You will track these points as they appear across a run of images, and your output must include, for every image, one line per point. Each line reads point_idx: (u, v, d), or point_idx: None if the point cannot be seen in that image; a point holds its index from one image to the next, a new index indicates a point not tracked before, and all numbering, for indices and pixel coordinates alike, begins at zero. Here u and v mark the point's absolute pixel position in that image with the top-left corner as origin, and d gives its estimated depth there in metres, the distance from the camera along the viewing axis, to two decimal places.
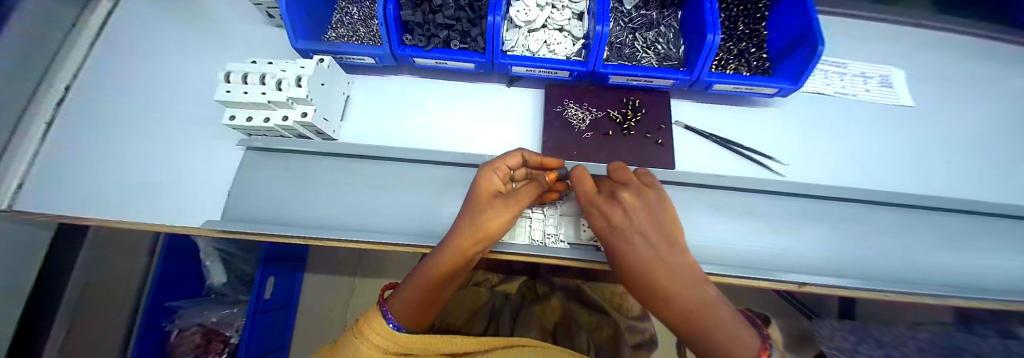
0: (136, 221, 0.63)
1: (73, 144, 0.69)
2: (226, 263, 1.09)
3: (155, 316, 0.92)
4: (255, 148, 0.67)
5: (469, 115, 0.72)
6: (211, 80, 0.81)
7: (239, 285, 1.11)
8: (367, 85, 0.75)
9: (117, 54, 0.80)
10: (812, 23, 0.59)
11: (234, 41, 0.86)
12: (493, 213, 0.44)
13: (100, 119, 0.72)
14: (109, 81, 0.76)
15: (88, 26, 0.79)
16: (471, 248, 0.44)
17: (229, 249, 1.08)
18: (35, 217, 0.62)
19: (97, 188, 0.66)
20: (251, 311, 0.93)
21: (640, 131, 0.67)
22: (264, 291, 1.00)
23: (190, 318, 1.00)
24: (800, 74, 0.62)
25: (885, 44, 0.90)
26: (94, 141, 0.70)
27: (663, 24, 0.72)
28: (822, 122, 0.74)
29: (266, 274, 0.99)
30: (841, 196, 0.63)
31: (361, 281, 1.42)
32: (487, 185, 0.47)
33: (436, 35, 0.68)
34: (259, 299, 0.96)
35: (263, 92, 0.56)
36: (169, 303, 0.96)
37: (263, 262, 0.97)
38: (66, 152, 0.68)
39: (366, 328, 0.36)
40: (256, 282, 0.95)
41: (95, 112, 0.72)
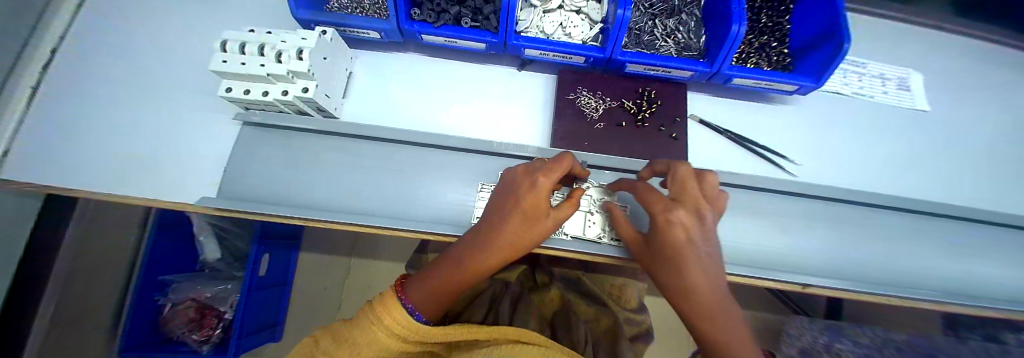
0: (128, 195, 0.61)
1: (61, 111, 0.65)
2: (221, 239, 1.09)
3: (146, 290, 0.91)
4: (253, 123, 0.64)
5: (479, 99, 0.69)
6: (203, 49, 0.76)
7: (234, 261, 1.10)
8: (371, 61, 0.71)
9: (103, 18, 0.75)
10: (841, 18, 0.57)
11: (229, 7, 0.81)
12: (532, 235, 0.47)
13: (84, 88, 0.68)
14: (96, 45, 0.72)
15: None
16: (505, 258, 0.47)
17: (224, 225, 1.08)
18: (23, 186, 0.59)
19: (84, 159, 0.62)
20: (246, 288, 0.92)
21: (654, 123, 0.65)
22: (258, 267, 0.98)
23: (183, 293, 0.99)
24: (822, 72, 0.60)
25: (905, 46, 0.88)
26: (79, 111, 0.66)
27: (684, 11, 0.69)
28: (838, 122, 0.73)
29: (261, 251, 0.97)
30: (852, 199, 0.62)
31: (358, 260, 1.45)
32: (537, 203, 0.45)
33: (446, 11, 0.64)
34: (254, 276, 0.95)
35: (263, 63, 0.53)
36: (161, 278, 0.94)
37: (259, 240, 0.95)
38: (52, 121, 0.64)
39: (383, 316, 0.39)
40: (251, 258, 0.93)
41: (80, 78, 0.68)
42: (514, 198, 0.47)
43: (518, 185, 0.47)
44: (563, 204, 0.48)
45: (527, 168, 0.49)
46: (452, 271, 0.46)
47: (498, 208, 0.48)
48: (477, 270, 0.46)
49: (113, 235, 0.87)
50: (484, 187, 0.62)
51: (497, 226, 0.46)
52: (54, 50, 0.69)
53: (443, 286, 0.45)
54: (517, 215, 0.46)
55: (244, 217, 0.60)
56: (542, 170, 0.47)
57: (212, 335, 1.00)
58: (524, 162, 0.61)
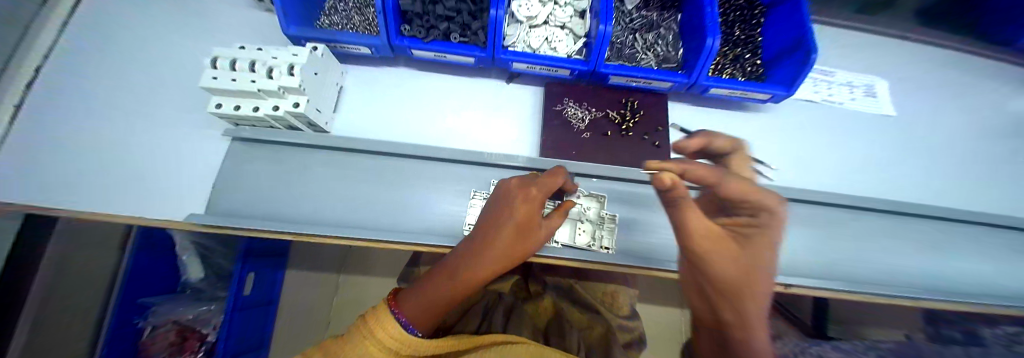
0: (111, 213, 0.60)
1: (40, 129, 0.64)
2: (204, 258, 1.05)
3: (125, 314, 0.88)
4: (241, 138, 0.64)
5: (469, 110, 0.71)
6: (193, 65, 0.76)
7: (216, 280, 1.07)
8: (361, 76, 0.72)
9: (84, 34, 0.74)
10: (806, 31, 0.61)
11: (218, 23, 0.81)
12: (524, 246, 0.51)
13: (62, 106, 0.67)
14: (77, 62, 0.71)
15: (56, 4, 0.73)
16: (498, 267, 0.51)
17: (208, 244, 1.04)
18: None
19: (68, 179, 0.62)
20: (229, 309, 0.90)
21: (638, 132, 0.68)
22: (243, 287, 0.96)
23: (163, 315, 0.96)
24: (793, 81, 0.64)
25: (871, 55, 0.94)
26: (56, 128, 0.65)
27: (664, 25, 0.72)
28: (811, 128, 0.77)
29: (245, 270, 0.95)
30: (827, 201, 0.65)
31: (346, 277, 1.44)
32: (528, 215, 0.50)
33: (435, 27, 0.66)
34: (238, 296, 0.93)
35: (253, 79, 0.54)
36: (141, 301, 0.92)
37: (241, 258, 0.93)
38: (31, 140, 0.63)
39: (376, 330, 0.41)
40: (234, 278, 0.91)
41: (61, 95, 0.67)
42: (506, 209, 0.51)
43: (510, 196, 0.51)
44: (552, 214, 0.53)
45: (520, 180, 0.52)
46: (447, 282, 0.49)
47: (492, 218, 0.51)
48: (473, 279, 0.50)
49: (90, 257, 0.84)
50: (475, 195, 0.63)
51: (491, 236, 0.50)
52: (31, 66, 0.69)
53: (438, 297, 0.48)
54: (509, 225, 0.49)
55: (233, 233, 0.59)
56: (534, 185, 0.51)
57: None
58: (513, 171, 0.62)
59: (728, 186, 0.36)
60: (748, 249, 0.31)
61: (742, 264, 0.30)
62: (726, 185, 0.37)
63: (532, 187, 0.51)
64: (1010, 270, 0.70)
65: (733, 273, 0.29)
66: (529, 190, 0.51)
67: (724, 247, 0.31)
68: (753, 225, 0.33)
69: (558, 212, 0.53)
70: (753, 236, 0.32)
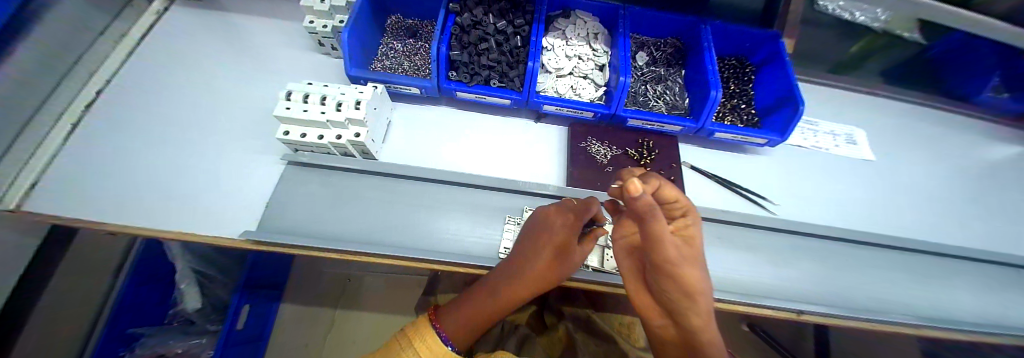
0: (160, 228, 0.62)
1: (94, 152, 0.70)
2: (202, 288, 1.11)
3: (111, 343, 0.95)
4: (297, 163, 0.70)
5: (499, 144, 0.79)
6: (248, 95, 0.85)
7: (211, 311, 1.15)
8: (407, 112, 0.81)
9: (148, 77, 0.85)
10: (794, 88, 0.73)
11: (276, 62, 0.92)
12: (557, 270, 0.56)
13: (122, 133, 0.74)
14: (133, 100, 0.80)
15: (117, 58, 0.86)
16: (533, 289, 0.58)
17: (208, 273, 1.12)
18: (44, 220, 0.60)
19: (120, 195, 0.66)
20: (221, 342, 0.92)
21: (655, 168, 0.75)
22: (236, 321, 0.99)
23: (150, 347, 1.02)
24: (785, 129, 0.74)
25: (847, 108, 1.08)
26: (113, 149, 0.72)
27: (671, 79, 0.84)
28: (804, 170, 0.86)
29: (241, 302, 1.00)
30: (826, 234, 0.72)
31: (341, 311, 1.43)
32: (562, 242, 0.55)
33: (478, 74, 0.77)
34: (232, 330, 0.96)
35: (323, 111, 0.62)
36: (130, 330, 0.99)
37: (241, 289, 1.01)
38: (87, 162, 0.69)
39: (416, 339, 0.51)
40: (230, 311, 0.96)
41: (117, 125, 0.76)
42: (543, 234, 0.56)
43: (546, 221, 0.56)
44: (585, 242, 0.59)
45: (554, 208, 0.57)
46: (483, 301, 0.58)
47: (527, 242, 0.56)
48: (507, 298, 0.57)
49: (84, 283, 0.93)
50: (509, 220, 0.68)
51: (528, 259, 0.55)
52: (93, 99, 0.78)
53: (475, 315, 0.57)
54: (546, 248, 0.55)
55: (280, 250, 0.63)
56: (571, 214, 0.56)
57: None
58: (545, 199, 0.69)
59: (670, 195, 0.38)
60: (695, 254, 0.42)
61: (699, 268, 0.40)
62: (667, 195, 0.37)
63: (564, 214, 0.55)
64: (1006, 304, 0.75)
65: (694, 279, 0.39)
66: (561, 216, 0.56)
67: (690, 258, 0.39)
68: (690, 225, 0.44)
69: (590, 238, 0.59)
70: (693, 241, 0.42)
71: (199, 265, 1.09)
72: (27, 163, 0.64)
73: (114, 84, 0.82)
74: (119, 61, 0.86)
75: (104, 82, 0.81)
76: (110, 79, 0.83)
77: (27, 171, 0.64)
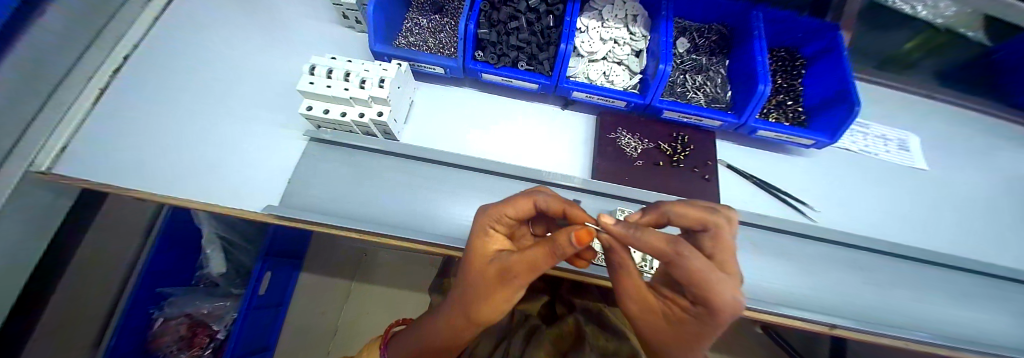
0: (185, 197, 0.63)
1: (116, 117, 0.71)
2: (227, 254, 1.14)
3: (145, 302, 1.00)
4: (319, 139, 0.69)
5: (522, 131, 0.76)
6: (271, 67, 0.83)
7: (233, 276, 1.19)
8: (431, 93, 0.79)
9: (170, 42, 0.84)
10: (850, 85, 0.67)
11: (299, 34, 0.89)
12: (493, 292, 0.38)
13: (146, 101, 0.74)
14: (156, 65, 0.80)
15: (141, 19, 0.84)
16: (470, 315, 0.42)
17: (233, 241, 1.15)
18: (76, 184, 0.61)
19: (142, 163, 0.66)
20: (244, 306, 0.96)
21: (689, 165, 0.71)
22: (259, 286, 1.03)
23: (177, 307, 1.08)
24: (836, 130, 0.68)
25: (901, 111, 0.99)
26: (136, 116, 0.72)
27: (713, 70, 0.78)
28: (850, 176, 0.80)
29: (263, 269, 1.03)
30: (870, 247, 0.67)
31: (356, 285, 1.45)
32: (490, 247, 0.40)
33: (507, 55, 0.73)
34: (254, 296, 1.00)
35: (347, 88, 0.60)
36: (160, 290, 1.04)
37: (263, 257, 1.02)
38: (112, 128, 0.69)
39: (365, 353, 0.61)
40: (253, 277, 0.99)
41: (141, 92, 0.75)
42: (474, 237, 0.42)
43: (519, 213, 0.39)
44: (531, 250, 0.34)
45: (550, 200, 0.39)
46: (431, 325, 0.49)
47: (483, 225, 0.40)
48: (447, 325, 0.45)
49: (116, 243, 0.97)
50: None
51: (471, 260, 0.40)
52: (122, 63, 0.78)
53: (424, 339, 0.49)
54: (493, 264, 0.37)
55: (298, 227, 0.62)
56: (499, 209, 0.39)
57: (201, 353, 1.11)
58: (571, 192, 0.65)
59: (684, 276, 0.31)
60: (682, 335, 0.38)
61: (663, 334, 0.40)
62: (681, 274, 0.31)
63: (563, 243, 0.31)
64: None
65: (648, 328, 0.41)
66: (558, 242, 0.31)
67: (659, 317, 0.40)
68: (700, 322, 0.35)
69: (539, 247, 0.33)
70: (688, 323, 0.36)
71: (225, 232, 1.12)
72: (59, 124, 0.65)
73: (141, 48, 0.82)
74: (146, 23, 0.85)
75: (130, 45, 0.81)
76: (137, 43, 0.82)
77: (57, 134, 0.64)
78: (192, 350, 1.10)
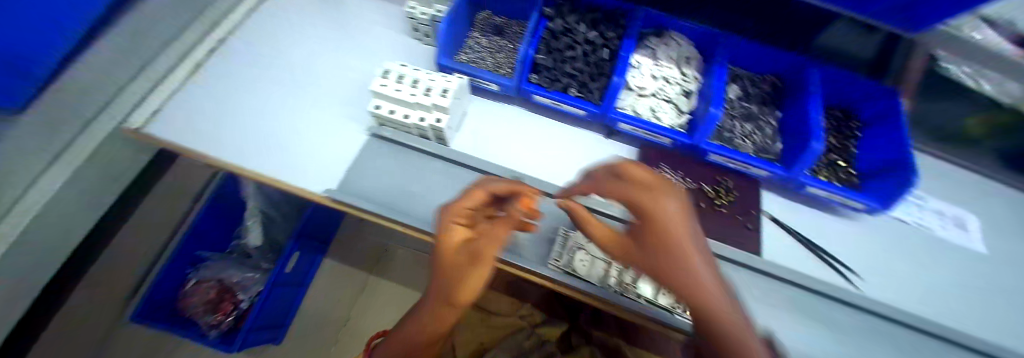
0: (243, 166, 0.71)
1: (203, 91, 0.83)
2: (265, 227, 1.20)
3: (181, 261, 1.12)
4: (379, 136, 0.75)
5: (564, 154, 0.78)
6: (342, 65, 0.91)
7: (268, 251, 1.26)
8: (483, 106, 0.84)
9: (259, 33, 0.96)
10: (907, 153, 0.64)
11: (370, 39, 0.98)
12: (471, 281, 0.42)
13: (229, 82, 0.85)
14: (244, 52, 0.91)
15: (240, 12, 0.97)
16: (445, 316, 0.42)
17: (274, 216, 1.22)
18: (178, 150, 0.73)
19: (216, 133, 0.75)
20: (270, 281, 1.05)
21: (731, 210, 0.70)
22: (287, 264, 1.12)
23: (211, 272, 1.17)
24: (890, 198, 0.66)
25: (989, 188, 0.88)
26: (221, 94, 0.82)
27: (764, 119, 0.78)
28: (905, 248, 0.75)
29: (295, 248, 1.13)
30: (934, 332, 0.60)
31: (373, 278, 1.40)
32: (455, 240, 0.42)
33: (559, 80, 0.78)
34: (281, 272, 1.09)
35: (414, 94, 0.67)
36: (197, 253, 1.17)
37: (296, 236, 1.12)
38: (196, 100, 0.81)
39: None
40: (285, 251, 1.09)
41: (227, 74, 0.86)
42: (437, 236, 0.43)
43: (477, 202, 0.44)
44: (494, 222, 0.47)
45: (500, 185, 0.47)
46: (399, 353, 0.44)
47: (447, 221, 0.42)
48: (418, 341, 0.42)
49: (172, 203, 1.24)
50: (560, 232, 0.67)
51: (441, 259, 0.42)
52: (216, 47, 0.91)
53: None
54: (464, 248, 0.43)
55: (349, 211, 0.68)
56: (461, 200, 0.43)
57: (223, 321, 1.14)
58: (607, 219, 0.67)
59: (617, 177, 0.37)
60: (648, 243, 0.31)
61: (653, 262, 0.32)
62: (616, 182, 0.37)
63: (517, 214, 0.47)
64: None
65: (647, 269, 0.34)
66: (513, 215, 0.47)
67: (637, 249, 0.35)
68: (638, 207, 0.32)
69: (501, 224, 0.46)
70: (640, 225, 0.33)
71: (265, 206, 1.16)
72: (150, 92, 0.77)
73: (236, 36, 0.94)
74: (244, 15, 0.97)
75: (227, 32, 0.93)
76: (231, 31, 0.94)
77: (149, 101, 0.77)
78: (217, 315, 1.13)
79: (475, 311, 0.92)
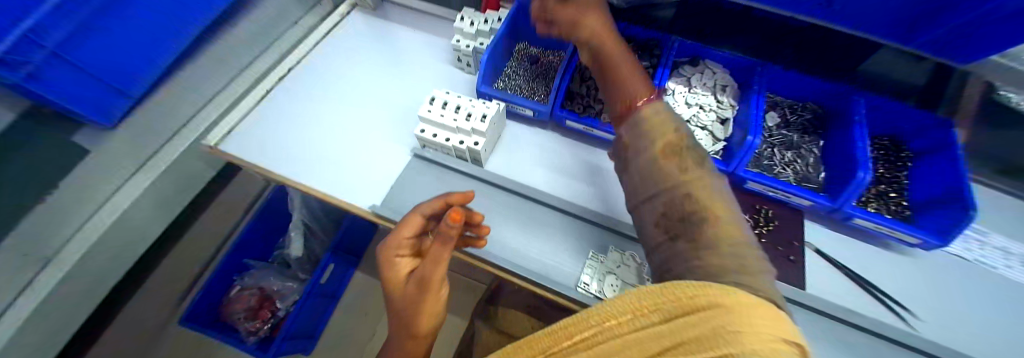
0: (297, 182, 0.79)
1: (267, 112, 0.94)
2: (304, 239, 1.28)
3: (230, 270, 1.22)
4: (420, 157, 0.80)
5: (596, 178, 0.80)
6: (389, 89, 0.99)
7: (305, 262, 1.33)
8: (518, 130, 0.88)
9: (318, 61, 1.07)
10: (963, 185, 0.61)
11: (412, 64, 1.05)
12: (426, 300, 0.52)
13: (290, 105, 0.95)
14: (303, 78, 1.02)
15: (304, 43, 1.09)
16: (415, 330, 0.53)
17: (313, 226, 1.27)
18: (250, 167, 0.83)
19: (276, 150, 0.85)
20: (308, 290, 1.11)
21: (772, 241, 0.69)
22: (321, 275, 1.18)
23: (254, 281, 1.25)
24: (949, 232, 0.62)
25: None
26: (282, 116, 0.93)
27: (804, 148, 0.77)
28: (976, 292, 0.68)
29: (330, 261, 1.20)
30: None
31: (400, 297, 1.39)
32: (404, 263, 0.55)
33: (591, 107, 0.82)
34: (317, 283, 1.15)
35: (456, 119, 0.72)
36: (243, 260, 1.26)
37: (332, 249, 1.20)
38: (261, 120, 0.92)
39: None
40: (321, 265, 1.15)
41: (288, 97, 0.97)
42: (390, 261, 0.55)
43: (415, 227, 0.56)
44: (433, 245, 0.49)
45: (430, 206, 0.57)
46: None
47: (389, 257, 0.55)
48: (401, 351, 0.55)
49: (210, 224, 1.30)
50: (594, 256, 0.67)
51: (393, 289, 0.56)
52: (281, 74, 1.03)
53: None
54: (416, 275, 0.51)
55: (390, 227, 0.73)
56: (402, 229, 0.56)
57: (261, 327, 1.21)
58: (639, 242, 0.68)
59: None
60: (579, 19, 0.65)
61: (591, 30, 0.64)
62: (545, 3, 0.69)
63: (444, 230, 0.45)
64: None
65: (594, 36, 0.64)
66: (444, 232, 0.46)
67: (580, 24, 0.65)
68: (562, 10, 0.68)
69: (438, 244, 0.47)
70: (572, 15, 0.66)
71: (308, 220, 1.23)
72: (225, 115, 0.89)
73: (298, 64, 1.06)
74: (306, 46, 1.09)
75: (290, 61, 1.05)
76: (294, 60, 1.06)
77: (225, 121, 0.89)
78: (255, 322, 1.20)
79: (494, 334, 0.95)
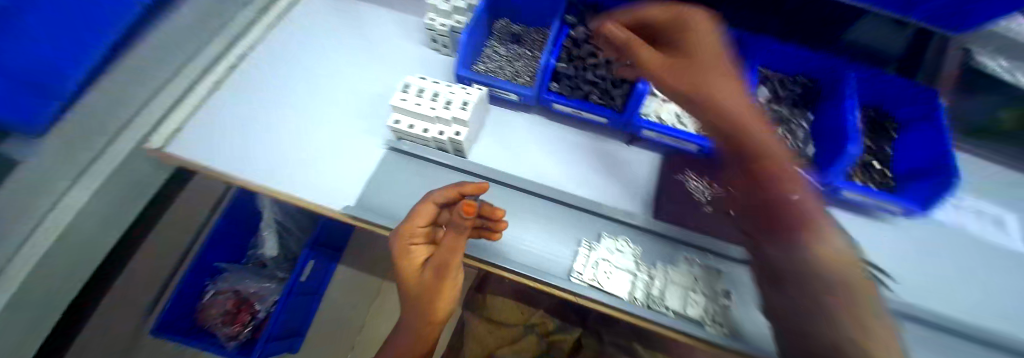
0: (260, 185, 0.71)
1: (220, 107, 0.84)
2: (278, 238, 1.24)
3: (200, 274, 1.14)
4: (397, 150, 0.74)
5: (586, 163, 0.77)
6: (360, 76, 0.90)
7: (283, 261, 1.26)
8: (503, 116, 0.83)
9: (277, 47, 0.95)
10: (948, 155, 0.62)
11: (384, 47, 0.96)
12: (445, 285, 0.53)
13: (247, 99, 0.85)
14: (261, 67, 0.91)
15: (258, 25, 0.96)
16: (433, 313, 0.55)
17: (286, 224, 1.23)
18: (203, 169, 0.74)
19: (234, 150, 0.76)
20: (286, 291, 1.05)
21: None
22: (302, 272, 1.12)
23: (227, 283, 1.19)
24: (929, 200, 0.64)
25: None
26: (239, 111, 0.83)
27: (794, 122, 0.77)
28: (946, 253, 0.71)
29: (308, 256, 1.13)
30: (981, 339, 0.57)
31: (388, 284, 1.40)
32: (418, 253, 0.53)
33: (580, 88, 0.77)
34: (296, 282, 1.09)
35: (434, 107, 0.66)
36: (215, 263, 1.17)
37: (310, 245, 1.12)
38: (214, 116, 0.82)
39: None
40: (298, 262, 1.09)
41: (246, 90, 0.87)
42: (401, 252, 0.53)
43: (426, 217, 0.52)
44: (447, 235, 0.48)
45: (440, 195, 0.52)
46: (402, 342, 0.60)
47: (402, 246, 0.52)
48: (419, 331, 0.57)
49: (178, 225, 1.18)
50: (585, 244, 0.65)
51: (407, 276, 0.54)
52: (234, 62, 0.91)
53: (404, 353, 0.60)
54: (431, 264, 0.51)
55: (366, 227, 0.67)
56: (411, 220, 0.52)
57: (241, 330, 1.16)
58: (631, 227, 0.66)
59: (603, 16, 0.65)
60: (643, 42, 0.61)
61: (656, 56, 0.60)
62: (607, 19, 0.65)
63: (459, 220, 0.45)
64: None
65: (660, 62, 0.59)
66: (459, 222, 0.45)
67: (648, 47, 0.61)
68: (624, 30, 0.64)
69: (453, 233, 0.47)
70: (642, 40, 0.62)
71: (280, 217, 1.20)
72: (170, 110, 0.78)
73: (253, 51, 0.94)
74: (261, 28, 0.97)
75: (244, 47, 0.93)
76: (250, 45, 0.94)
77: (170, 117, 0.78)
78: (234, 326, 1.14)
79: (483, 323, 0.92)
